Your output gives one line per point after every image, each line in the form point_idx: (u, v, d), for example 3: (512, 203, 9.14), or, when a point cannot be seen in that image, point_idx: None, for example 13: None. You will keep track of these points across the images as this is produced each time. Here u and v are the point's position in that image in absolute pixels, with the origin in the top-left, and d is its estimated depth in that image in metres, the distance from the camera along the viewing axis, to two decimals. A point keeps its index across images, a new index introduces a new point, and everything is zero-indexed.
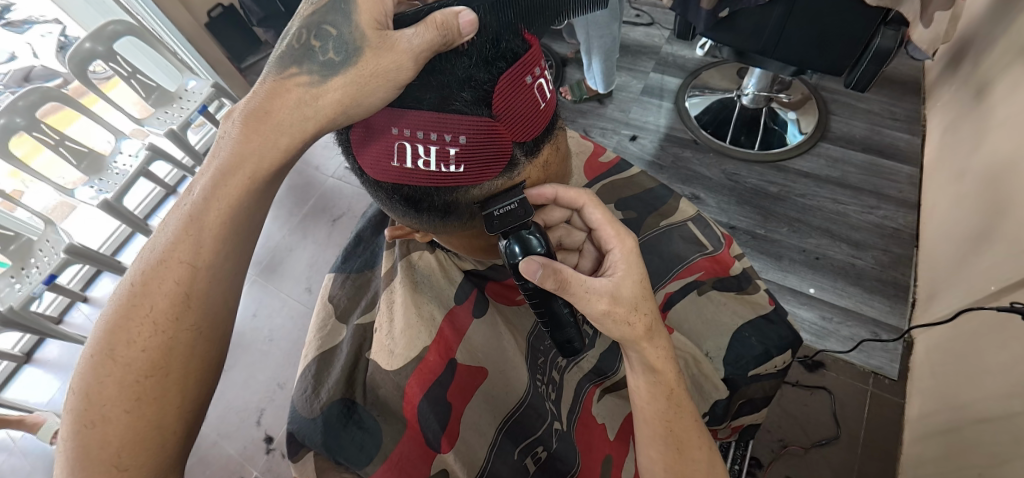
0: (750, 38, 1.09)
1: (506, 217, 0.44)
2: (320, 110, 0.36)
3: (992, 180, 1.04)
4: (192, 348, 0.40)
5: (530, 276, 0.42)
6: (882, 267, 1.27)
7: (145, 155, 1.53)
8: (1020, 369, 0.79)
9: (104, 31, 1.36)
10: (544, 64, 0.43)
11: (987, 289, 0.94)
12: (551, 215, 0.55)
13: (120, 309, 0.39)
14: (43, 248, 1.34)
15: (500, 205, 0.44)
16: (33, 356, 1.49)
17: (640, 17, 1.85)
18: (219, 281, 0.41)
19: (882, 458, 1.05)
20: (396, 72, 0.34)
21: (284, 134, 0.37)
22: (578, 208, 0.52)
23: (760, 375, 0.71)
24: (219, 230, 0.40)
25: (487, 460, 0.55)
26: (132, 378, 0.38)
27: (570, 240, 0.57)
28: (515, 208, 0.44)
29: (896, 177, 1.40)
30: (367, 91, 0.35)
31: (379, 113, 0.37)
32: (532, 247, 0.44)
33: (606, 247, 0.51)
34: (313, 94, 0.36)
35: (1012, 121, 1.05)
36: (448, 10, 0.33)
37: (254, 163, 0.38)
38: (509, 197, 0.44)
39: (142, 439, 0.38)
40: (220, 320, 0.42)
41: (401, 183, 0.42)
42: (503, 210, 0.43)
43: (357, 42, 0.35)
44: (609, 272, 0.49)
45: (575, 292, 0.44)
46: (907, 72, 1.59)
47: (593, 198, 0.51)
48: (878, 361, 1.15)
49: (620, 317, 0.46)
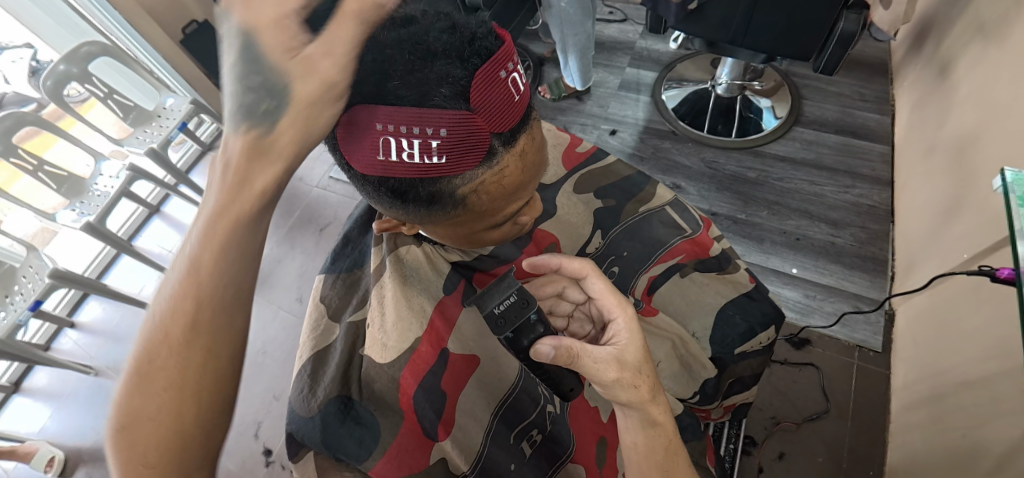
0: (720, 28, 1.13)
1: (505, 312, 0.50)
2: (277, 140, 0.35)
3: (959, 153, 1.09)
4: (209, 368, 0.39)
5: (543, 358, 0.48)
6: (860, 244, 1.31)
7: (125, 175, 1.49)
8: (995, 332, 0.82)
9: (78, 52, 1.36)
10: (517, 59, 0.43)
11: (961, 257, 0.97)
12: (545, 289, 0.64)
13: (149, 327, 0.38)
14: (26, 274, 1.32)
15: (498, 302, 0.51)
16: (22, 385, 1.47)
17: (613, 14, 1.88)
18: (231, 288, 0.39)
19: (871, 428, 1.08)
20: (331, 87, 0.34)
21: (259, 177, 0.36)
22: (581, 278, 0.57)
23: (747, 353, 0.74)
24: (228, 241, 0.38)
25: (483, 446, 0.56)
26: (155, 403, 0.37)
27: (559, 309, 0.65)
28: (511, 301, 0.51)
29: (869, 156, 1.44)
30: (314, 119, 0.35)
31: (359, 109, 0.37)
32: (535, 330, 0.50)
33: (609, 316, 0.55)
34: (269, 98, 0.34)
35: (975, 96, 1.09)
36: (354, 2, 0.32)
37: (244, 195, 0.36)
38: (506, 294, 0.51)
39: (166, 447, 0.38)
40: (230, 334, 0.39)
41: (387, 175, 0.42)
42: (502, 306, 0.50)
43: (282, 80, 0.33)
44: (612, 338, 0.53)
45: (585, 364, 0.49)
46: (874, 54, 1.64)
47: (596, 270, 0.57)
48: (862, 334, 1.18)
49: (628, 382, 0.49)
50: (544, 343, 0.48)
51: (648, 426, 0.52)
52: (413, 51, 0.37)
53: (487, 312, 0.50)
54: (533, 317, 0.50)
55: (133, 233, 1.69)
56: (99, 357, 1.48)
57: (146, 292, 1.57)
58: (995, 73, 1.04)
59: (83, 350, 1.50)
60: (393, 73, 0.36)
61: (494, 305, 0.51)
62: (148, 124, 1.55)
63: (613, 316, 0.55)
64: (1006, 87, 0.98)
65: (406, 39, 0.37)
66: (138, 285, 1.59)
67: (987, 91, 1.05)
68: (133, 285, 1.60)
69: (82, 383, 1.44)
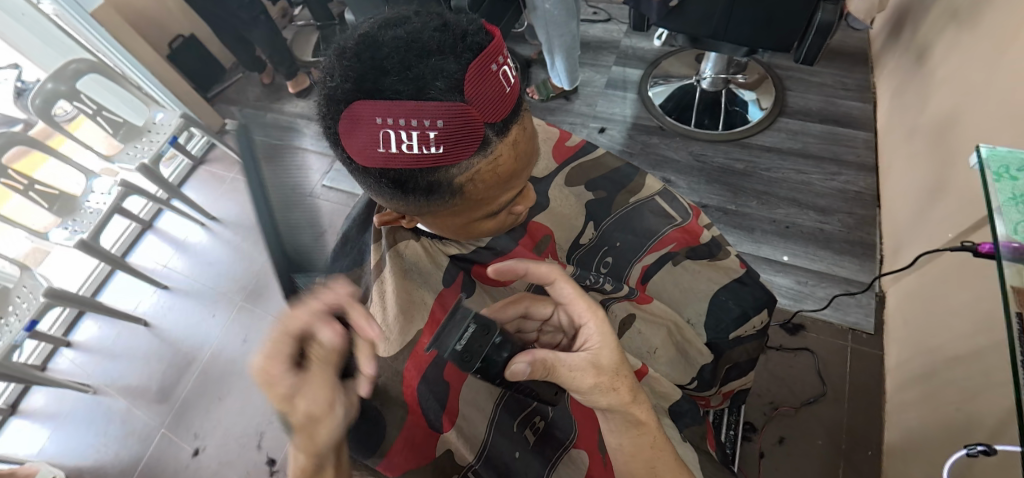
0: (702, 24, 1.15)
1: (467, 345, 0.48)
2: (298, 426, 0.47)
3: (939, 136, 1.11)
4: None
5: (521, 376, 0.46)
6: (849, 229, 1.33)
7: (117, 191, 1.51)
8: (982, 307, 0.84)
9: (66, 70, 1.35)
10: (507, 54, 0.45)
11: (946, 236, 1.00)
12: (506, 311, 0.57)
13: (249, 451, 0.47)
14: (21, 293, 1.31)
15: (458, 338, 0.48)
16: (19, 407, 1.45)
17: (597, 14, 1.91)
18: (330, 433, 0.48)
19: (868, 409, 1.10)
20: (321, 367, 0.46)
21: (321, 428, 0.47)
22: (549, 283, 0.55)
23: (741, 337, 0.78)
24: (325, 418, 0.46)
25: (487, 435, 0.57)
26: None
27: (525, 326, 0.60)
28: (469, 333, 0.48)
29: (853, 143, 1.47)
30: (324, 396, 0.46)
31: (362, 104, 0.39)
32: (505, 352, 0.49)
33: (579, 321, 0.53)
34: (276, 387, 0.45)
35: (951, 80, 1.12)
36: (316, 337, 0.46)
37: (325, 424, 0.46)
38: (464, 328, 0.48)
39: None
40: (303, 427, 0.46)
41: (388, 167, 0.42)
42: (462, 341, 0.48)
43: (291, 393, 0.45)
44: (586, 345, 0.51)
45: (561, 374, 0.48)
46: (854, 43, 1.67)
47: (563, 273, 0.55)
48: (854, 317, 1.21)
49: (606, 386, 0.49)
50: (518, 361, 0.46)
51: (632, 426, 0.52)
52: (410, 50, 0.38)
53: (450, 351, 0.48)
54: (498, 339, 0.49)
55: (126, 250, 1.68)
56: (96, 375, 1.47)
57: (142, 307, 1.57)
58: (970, 58, 1.07)
59: (81, 368, 1.49)
60: (391, 71, 0.38)
61: (453, 343, 0.48)
62: (138, 139, 1.55)
63: (583, 320, 0.53)
64: (982, 69, 1.01)
65: (403, 39, 0.38)
66: (133, 300, 1.58)
67: (963, 74, 1.08)
68: (129, 301, 1.59)
69: (80, 402, 1.43)
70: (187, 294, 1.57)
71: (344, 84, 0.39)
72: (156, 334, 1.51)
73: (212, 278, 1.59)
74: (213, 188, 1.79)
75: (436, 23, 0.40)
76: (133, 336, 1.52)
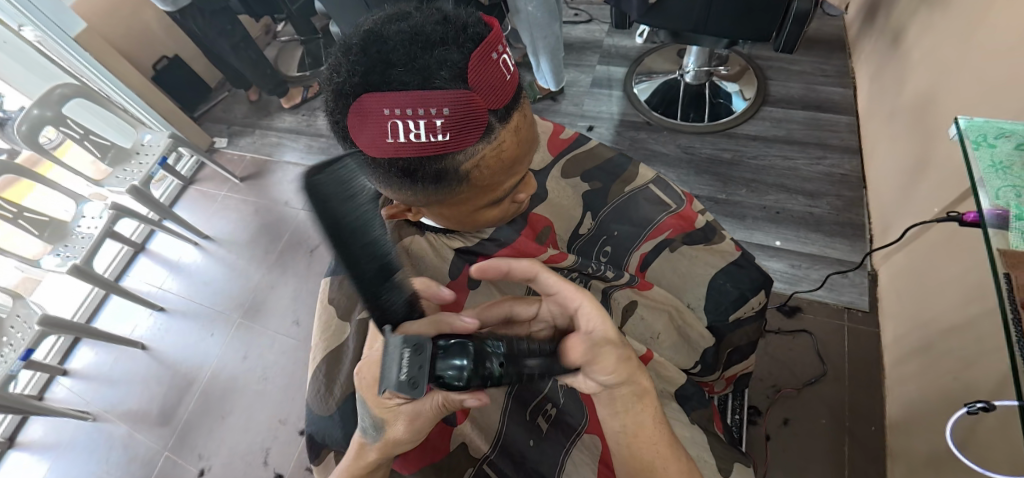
0: (682, 18, 1.18)
1: (412, 371, 0.39)
2: (376, 442, 0.47)
3: (919, 115, 1.14)
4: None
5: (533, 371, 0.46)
6: (837, 211, 1.36)
7: (109, 215, 1.47)
8: (973, 276, 0.86)
9: (52, 95, 1.35)
10: (505, 44, 0.46)
11: (932, 211, 1.03)
12: (459, 323, 0.46)
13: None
14: (14, 323, 1.29)
15: (400, 369, 0.39)
16: (17, 439, 1.43)
17: (579, 15, 1.93)
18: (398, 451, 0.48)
19: (869, 385, 1.12)
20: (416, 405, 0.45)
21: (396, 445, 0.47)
22: (532, 277, 0.51)
23: (740, 319, 0.79)
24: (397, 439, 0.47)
25: (501, 423, 0.58)
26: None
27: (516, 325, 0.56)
28: (410, 359, 0.39)
29: (836, 128, 1.50)
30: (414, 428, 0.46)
31: (370, 96, 0.39)
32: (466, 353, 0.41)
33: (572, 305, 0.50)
34: (386, 409, 0.45)
35: (926, 61, 1.16)
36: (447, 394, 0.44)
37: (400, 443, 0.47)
38: (397, 355, 0.39)
39: None
40: (369, 438, 0.47)
41: (396, 157, 0.43)
42: (405, 371, 0.39)
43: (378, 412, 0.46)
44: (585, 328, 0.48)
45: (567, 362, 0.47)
46: (830, 31, 1.72)
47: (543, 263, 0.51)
48: (849, 296, 1.23)
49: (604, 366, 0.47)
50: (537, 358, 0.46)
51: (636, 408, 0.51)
52: (415, 42, 0.40)
53: (395, 388, 0.39)
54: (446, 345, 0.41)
55: (120, 274, 1.67)
56: (95, 401, 1.45)
57: (138, 331, 1.55)
58: (943, 38, 1.10)
59: (79, 396, 1.46)
60: (397, 63, 0.39)
61: (395, 376, 0.39)
62: (126, 162, 1.54)
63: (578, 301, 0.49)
64: (955, 48, 1.04)
65: (407, 33, 0.40)
66: (129, 324, 1.57)
67: (937, 54, 1.11)
68: (125, 326, 1.57)
69: (81, 430, 1.41)
70: (183, 314, 1.56)
71: (351, 79, 0.40)
72: (155, 357, 1.50)
73: (209, 297, 1.57)
74: (204, 208, 1.78)
75: (437, 18, 0.42)
76: (132, 360, 1.50)
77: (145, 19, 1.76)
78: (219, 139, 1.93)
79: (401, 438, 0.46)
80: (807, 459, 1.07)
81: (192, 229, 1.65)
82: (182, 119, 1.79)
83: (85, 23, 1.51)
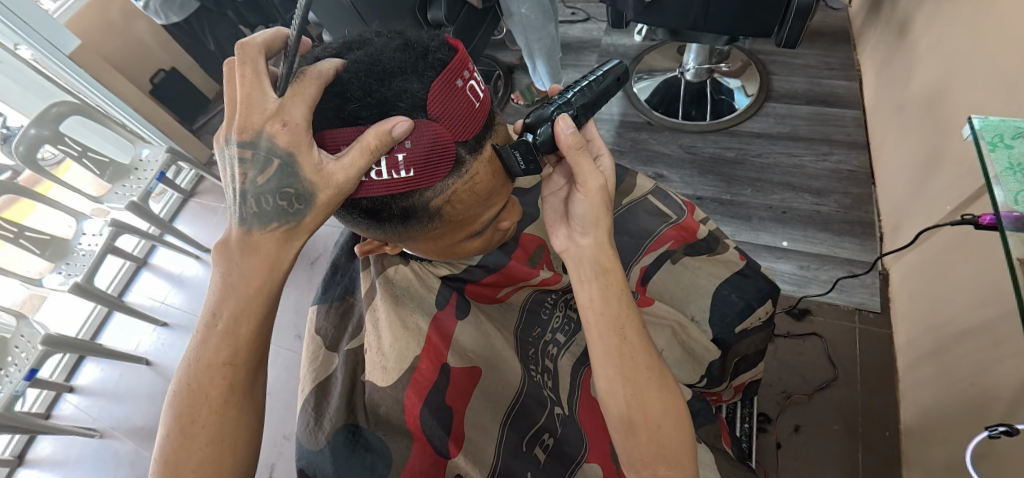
0: (679, 16, 1.14)
1: (528, 158, 0.46)
2: (303, 195, 0.38)
3: (929, 108, 1.11)
4: (263, 345, 0.44)
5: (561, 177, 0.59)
6: (846, 209, 1.32)
7: (109, 231, 1.46)
8: (989, 276, 0.83)
9: (48, 114, 1.34)
10: (473, 67, 0.43)
11: (945, 209, 0.99)
12: (331, 66, 0.38)
13: (173, 432, 0.41)
14: (18, 343, 1.29)
15: (519, 160, 0.46)
16: (26, 457, 1.42)
17: (576, 15, 1.91)
18: (321, 212, 0.39)
19: (883, 389, 1.09)
20: (349, 169, 0.36)
21: (321, 192, 0.37)
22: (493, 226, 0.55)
23: (748, 330, 0.76)
24: (327, 205, 0.38)
25: (497, 459, 0.53)
26: (196, 458, 0.41)
27: (465, 229, 0.50)
28: (518, 151, 0.45)
29: (843, 122, 1.46)
30: (354, 165, 0.36)
31: (331, 129, 0.38)
32: (548, 116, 0.47)
33: (504, 225, 0.56)
34: (313, 161, 0.37)
35: (934, 51, 1.12)
36: (381, 129, 0.35)
37: (330, 193, 0.37)
38: (514, 157, 0.46)
39: (219, 369, 0.41)
40: (295, 195, 0.38)
41: (358, 197, 0.41)
42: (522, 161, 0.46)
43: (294, 168, 0.37)
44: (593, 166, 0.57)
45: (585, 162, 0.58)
46: (833, 23, 1.68)
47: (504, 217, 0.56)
48: (860, 297, 1.20)
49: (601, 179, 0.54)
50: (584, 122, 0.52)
51: (629, 424, 0.51)
52: (371, 73, 0.38)
53: (521, 174, 0.47)
54: (530, 123, 0.46)
55: (122, 289, 1.67)
56: (102, 418, 1.44)
57: (143, 347, 1.54)
58: (952, 28, 1.06)
59: (85, 413, 1.46)
60: (352, 97, 0.37)
61: (517, 165, 0.46)
62: (126, 178, 1.53)
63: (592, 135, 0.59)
64: (964, 40, 1.01)
65: (364, 63, 0.39)
66: (133, 341, 1.56)
67: (945, 45, 1.08)
68: (128, 342, 1.57)
69: (88, 447, 1.40)
70: (186, 330, 1.55)
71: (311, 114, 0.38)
72: (160, 373, 1.49)
73: None
74: (205, 221, 1.78)
75: (397, 44, 0.40)
76: (136, 376, 1.50)
77: (139, 34, 1.76)
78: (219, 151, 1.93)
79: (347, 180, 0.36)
80: (821, 468, 1.03)
81: (193, 243, 1.65)
82: (181, 132, 1.78)
83: (80, 40, 1.50)
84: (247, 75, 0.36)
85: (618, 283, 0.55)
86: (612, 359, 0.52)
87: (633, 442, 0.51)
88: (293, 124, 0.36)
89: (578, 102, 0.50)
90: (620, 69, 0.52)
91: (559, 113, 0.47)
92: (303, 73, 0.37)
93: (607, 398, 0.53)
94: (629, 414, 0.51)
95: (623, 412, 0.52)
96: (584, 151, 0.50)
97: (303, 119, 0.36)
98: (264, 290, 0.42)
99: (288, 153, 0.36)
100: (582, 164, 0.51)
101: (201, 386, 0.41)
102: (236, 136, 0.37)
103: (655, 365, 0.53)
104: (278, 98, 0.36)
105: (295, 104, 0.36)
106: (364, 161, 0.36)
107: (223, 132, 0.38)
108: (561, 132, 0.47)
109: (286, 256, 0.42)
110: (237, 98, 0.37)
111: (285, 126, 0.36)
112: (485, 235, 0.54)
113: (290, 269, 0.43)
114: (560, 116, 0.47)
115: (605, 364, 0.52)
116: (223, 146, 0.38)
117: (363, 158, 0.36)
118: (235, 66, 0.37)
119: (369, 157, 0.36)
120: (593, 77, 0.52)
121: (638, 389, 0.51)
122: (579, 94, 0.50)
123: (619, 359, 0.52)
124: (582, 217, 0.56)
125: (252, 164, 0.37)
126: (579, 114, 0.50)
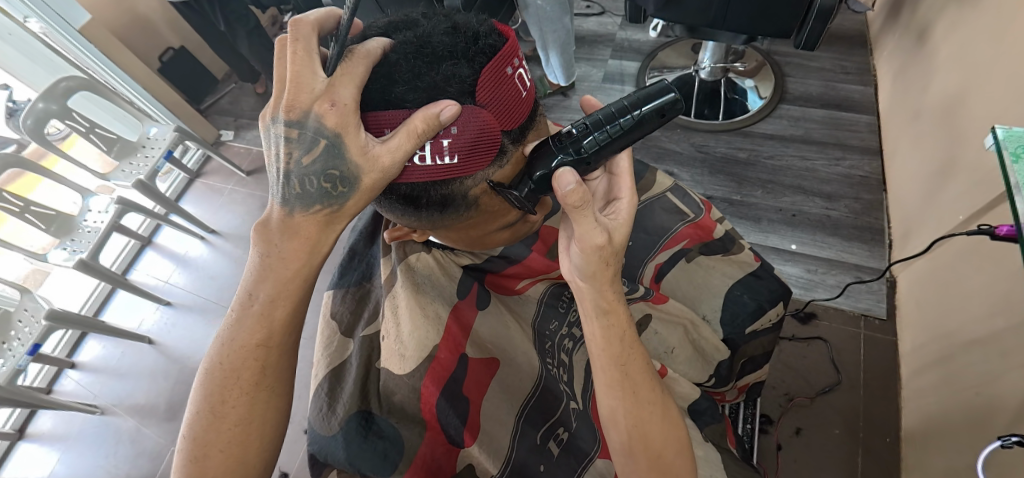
0: (699, 13, 1.13)
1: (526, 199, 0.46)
2: (350, 181, 0.38)
3: (945, 116, 1.10)
4: (294, 329, 0.44)
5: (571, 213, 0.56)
6: (856, 214, 1.32)
7: (115, 209, 1.45)
8: (999, 287, 0.82)
9: (56, 88, 1.32)
10: (521, 55, 0.43)
11: (957, 218, 0.99)
12: (376, 46, 0.37)
13: (204, 411, 0.42)
14: (23, 317, 1.28)
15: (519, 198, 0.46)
16: (27, 430, 1.42)
17: (591, 8, 1.89)
18: (363, 197, 0.39)
19: (886, 395, 1.09)
20: (396, 154, 0.36)
21: (365, 175, 0.37)
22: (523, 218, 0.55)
23: (758, 331, 0.76)
24: (370, 191, 0.38)
25: (511, 450, 0.53)
26: (224, 438, 0.41)
27: (491, 223, 0.50)
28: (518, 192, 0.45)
29: (856, 128, 1.45)
30: (403, 150, 0.36)
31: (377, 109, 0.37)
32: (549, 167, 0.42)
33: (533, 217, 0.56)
34: (361, 145, 0.36)
35: (954, 58, 1.11)
36: (427, 113, 0.35)
37: (375, 177, 0.37)
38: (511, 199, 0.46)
39: (251, 350, 0.42)
40: (341, 177, 0.37)
41: (398, 182, 0.41)
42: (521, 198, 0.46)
43: (343, 151, 0.36)
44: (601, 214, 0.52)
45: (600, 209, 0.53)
46: (851, 26, 1.67)
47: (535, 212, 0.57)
48: (867, 303, 1.20)
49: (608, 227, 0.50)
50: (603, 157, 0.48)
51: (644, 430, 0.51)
52: (420, 56, 0.37)
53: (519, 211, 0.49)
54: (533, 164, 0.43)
55: (127, 267, 1.67)
56: (104, 395, 1.44)
57: (146, 325, 1.54)
58: (974, 35, 1.05)
59: (87, 389, 1.46)
60: (400, 79, 0.37)
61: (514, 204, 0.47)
62: (133, 156, 1.52)
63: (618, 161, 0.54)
64: (985, 48, 1.00)
65: (412, 45, 0.38)
66: (136, 319, 1.56)
67: (965, 53, 1.07)
68: (132, 320, 1.57)
69: (88, 423, 1.40)
70: (189, 309, 1.55)
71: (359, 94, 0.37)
72: (163, 352, 1.49)
73: (212, 291, 1.58)
74: (211, 201, 1.78)
75: (445, 27, 0.39)
76: (138, 354, 1.50)
77: (147, 11, 1.74)
78: (226, 132, 1.92)
79: (393, 164, 0.36)
80: (821, 470, 1.04)
81: (198, 223, 1.64)
82: (189, 112, 1.77)
83: (90, 15, 1.49)
84: (299, 51, 0.35)
85: (620, 324, 0.52)
86: (614, 391, 0.51)
87: (633, 467, 0.52)
88: (342, 105, 0.35)
89: (593, 143, 0.42)
90: (669, 100, 0.41)
91: (561, 166, 0.41)
92: (351, 52, 0.36)
93: (608, 424, 0.52)
94: (630, 442, 0.51)
95: (624, 440, 0.51)
96: (586, 210, 0.44)
97: (352, 102, 0.35)
98: (301, 274, 0.42)
99: (335, 133, 0.36)
100: (582, 219, 0.45)
101: (233, 366, 0.42)
102: (283, 115, 0.36)
103: (658, 400, 0.53)
104: (327, 78, 0.36)
105: (343, 85, 0.35)
106: (411, 143, 0.35)
107: (269, 110, 0.38)
108: (558, 187, 0.41)
109: (326, 240, 0.42)
110: (285, 76, 0.36)
111: (332, 107, 0.35)
112: (514, 227, 0.54)
113: (328, 253, 0.43)
114: (561, 169, 0.41)
115: (606, 396, 0.52)
116: (269, 125, 0.38)
117: (410, 140, 0.35)
118: (287, 43, 0.36)
119: (418, 140, 0.35)
120: (629, 106, 0.41)
121: (639, 425, 0.51)
122: (603, 131, 0.42)
123: (621, 392, 0.51)
124: (578, 269, 0.51)
125: (298, 144, 0.37)
126: (591, 158, 0.43)
